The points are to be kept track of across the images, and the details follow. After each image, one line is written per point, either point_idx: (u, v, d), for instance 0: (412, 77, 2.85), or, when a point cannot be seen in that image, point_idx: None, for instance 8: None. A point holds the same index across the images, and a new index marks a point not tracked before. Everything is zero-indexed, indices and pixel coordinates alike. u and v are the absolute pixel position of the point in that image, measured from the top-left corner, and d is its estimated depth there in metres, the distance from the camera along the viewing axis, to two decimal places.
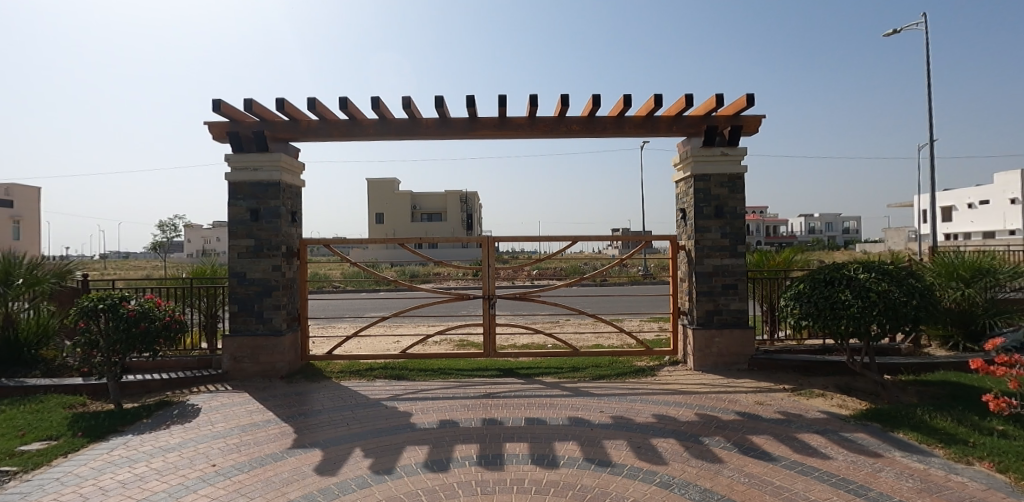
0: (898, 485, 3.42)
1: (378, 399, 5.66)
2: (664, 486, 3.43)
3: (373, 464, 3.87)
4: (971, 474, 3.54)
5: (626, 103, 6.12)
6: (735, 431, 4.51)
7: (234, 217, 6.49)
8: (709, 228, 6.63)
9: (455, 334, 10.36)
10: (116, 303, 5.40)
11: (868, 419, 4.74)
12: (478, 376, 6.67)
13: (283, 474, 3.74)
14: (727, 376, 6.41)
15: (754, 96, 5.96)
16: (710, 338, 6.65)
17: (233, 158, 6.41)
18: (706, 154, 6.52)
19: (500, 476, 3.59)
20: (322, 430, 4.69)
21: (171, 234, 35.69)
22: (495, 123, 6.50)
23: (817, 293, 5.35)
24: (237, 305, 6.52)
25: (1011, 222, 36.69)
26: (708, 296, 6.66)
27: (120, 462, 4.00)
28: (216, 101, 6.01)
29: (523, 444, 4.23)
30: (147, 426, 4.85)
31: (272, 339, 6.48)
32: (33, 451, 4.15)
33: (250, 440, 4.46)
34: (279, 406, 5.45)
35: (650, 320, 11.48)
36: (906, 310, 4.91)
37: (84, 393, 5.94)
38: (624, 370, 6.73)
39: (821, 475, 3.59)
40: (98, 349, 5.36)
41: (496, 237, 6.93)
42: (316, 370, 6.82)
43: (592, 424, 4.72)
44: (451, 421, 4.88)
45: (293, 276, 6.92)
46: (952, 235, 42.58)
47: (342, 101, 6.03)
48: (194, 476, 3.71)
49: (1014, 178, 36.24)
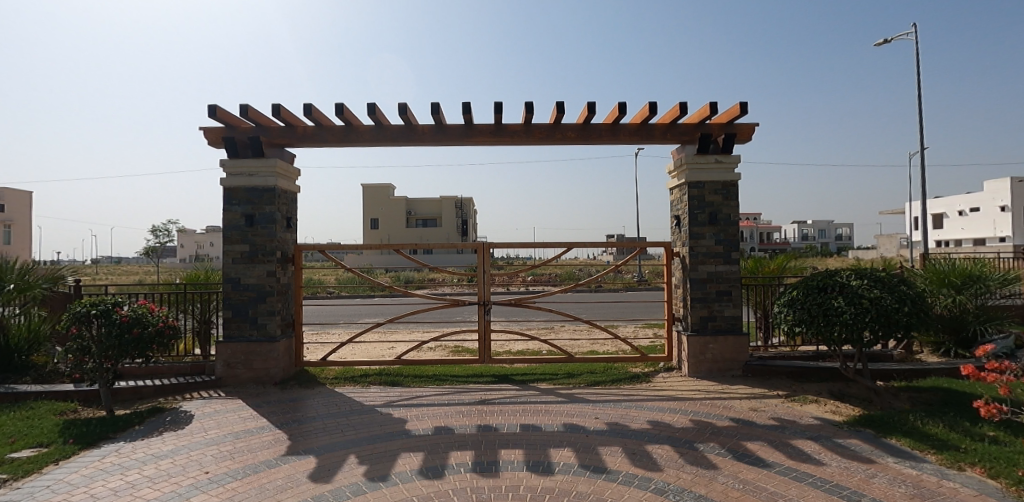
0: (890, 491, 3.44)
1: (372, 406, 5.64)
2: (659, 493, 3.43)
3: (368, 472, 3.85)
4: (963, 480, 3.57)
5: (621, 110, 6.17)
6: (730, 437, 4.53)
7: (229, 223, 6.48)
8: (703, 234, 6.67)
9: (451, 340, 10.35)
10: (109, 309, 5.36)
11: (861, 425, 4.77)
12: (474, 383, 6.65)
13: (277, 481, 3.72)
14: (721, 383, 6.44)
15: (748, 104, 6.01)
16: (704, 345, 6.68)
17: (229, 163, 6.40)
18: (701, 161, 6.57)
19: (496, 482, 3.59)
20: (316, 437, 4.67)
21: (166, 240, 35.51)
22: (491, 130, 6.52)
23: (810, 300, 5.38)
24: (231, 311, 6.49)
25: (1002, 230, 37.00)
26: (703, 302, 6.69)
27: (111, 469, 3.97)
28: (212, 107, 6.01)
29: (518, 451, 4.23)
30: (140, 433, 4.81)
31: (266, 345, 6.44)
32: (22, 458, 4.11)
33: (244, 447, 4.44)
34: (273, 412, 5.42)
35: (645, 327, 11.53)
36: (899, 317, 4.95)
37: (75, 399, 5.87)
38: (619, 377, 6.74)
39: (814, 481, 3.61)
40: (90, 355, 5.32)
41: (491, 243, 6.94)
42: (311, 377, 6.79)
43: (587, 431, 4.72)
44: (446, 428, 4.87)
45: (288, 282, 6.92)
46: (944, 242, 42.96)
47: (339, 107, 6.03)
48: (187, 483, 3.69)
49: (1004, 187, 36.67)
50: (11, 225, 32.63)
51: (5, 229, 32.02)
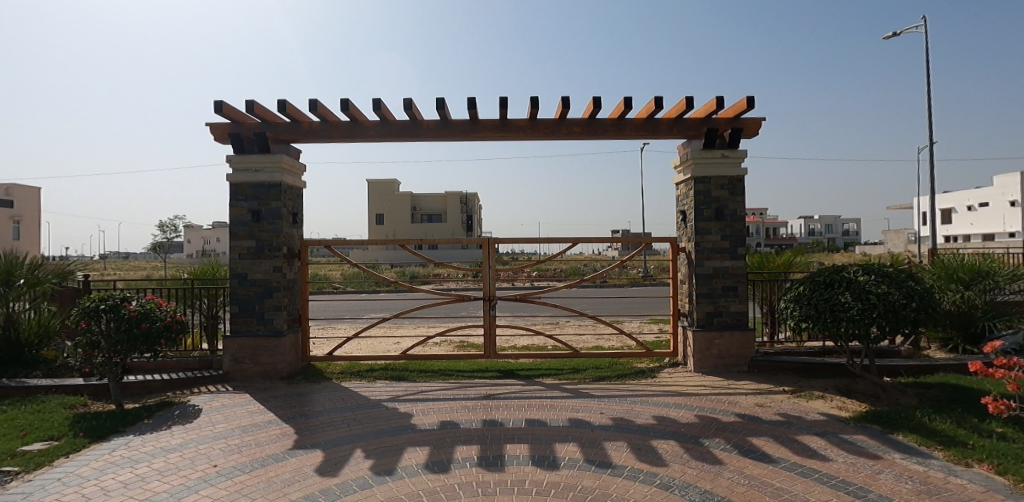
0: (897, 487, 3.43)
1: (378, 400, 5.68)
2: (665, 488, 3.44)
3: (374, 465, 3.89)
4: (970, 477, 3.55)
5: (627, 105, 6.13)
6: (735, 433, 4.53)
7: (235, 219, 6.51)
8: (710, 230, 6.64)
9: (456, 336, 10.44)
10: (117, 304, 5.41)
11: (867, 421, 4.75)
12: (479, 377, 6.69)
13: (285, 474, 3.76)
14: (726, 378, 6.43)
15: (755, 98, 5.96)
16: (710, 341, 6.66)
17: (234, 159, 6.43)
18: (707, 156, 6.53)
19: (501, 477, 3.61)
20: (323, 431, 4.70)
21: (172, 235, 35.66)
22: (496, 125, 6.51)
23: (816, 296, 5.36)
24: (238, 306, 6.53)
25: (1011, 225, 36.74)
26: (708, 298, 6.67)
27: (121, 462, 4.01)
28: (218, 103, 6.02)
29: (524, 445, 4.24)
30: (148, 427, 4.85)
31: (273, 340, 6.48)
32: (34, 451, 4.16)
33: (251, 441, 4.48)
34: (280, 407, 5.47)
35: (650, 322, 11.60)
36: (906, 312, 4.92)
37: (85, 393, 5.95)
38: (623, 372, 6.75)
39: (821, 477, 3.61)
40: (99, 350, 5.38)
41: (496, 239, 6.94)
42: (316, 372, 6.83)
43: (592, 426, 4.73)
44: (452, 422, 4.90)
45: (295, 278, 6.95)
46: (953, 237, 42.61)
47: (344, 102, 6.04)
48: (195, 476, 3.73)
49: (1014, 181, 36.31)
50: (18, 221, 32.76)
51: (13, 225, 32.26)
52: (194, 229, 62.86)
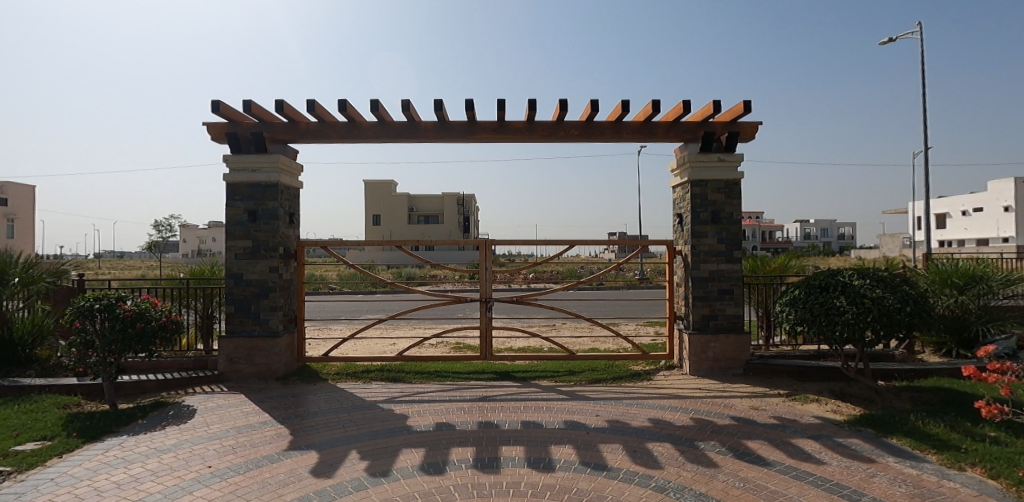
0: (890, 490, 3.45)
1: (374, 402, 5.68)
2: (660, 490, 3.45)
3: (370, 466, 3.88)
4: (963, 480, 3.57)
5: (625, 108, 6.15)
6: (730, 435, 4.54)
7: (232, 218, 6.49)
8: (706, 233, 6.66)
9: (453, 337, 10.45)
10: (112, 303, 5.39)
11: (862, 425, 4.77)
12: (475, 379, 6.69)
13: (280, 475, 3.75)
14: (722, 381, 6.44)
15: (752, 102, 6.00)
16: (706, 344, 6.68)
17: (231, 158, 6.42)
18: (704, 159, 6.56)
19: (497, 478, 3.61)
20: (318, 432, 4.69)
21: (168, 235, 35.57)
22: (494, 127, 6.52)
23: (812, 299, 5.38)
24: (234, 306, 6.51)
25: (1005, 230, 36.92)
26: (704, 301, 6.70)
27: (115, 463, 3.99)
28: (215, 102, 6.01)
29: (520, 447, 4.25)
30: (142, 427, 4.83)
31: (269, 340, 6.47)
32: (27, 451, 4.14)
33: (246, 442, 4.46)
34: (275, 407, 5.46)
35: (647, 325, 11.69)
36: (900, 317, 4.94)
37: (78, 393, 5.91)
38: (619, 374, 6.75)
39: (815, 480, 3.62)
40: (93, 350, 5.35)
41: (494, 240, 6.94)
42: (312, 372, 6.81)
43: (588, 428, 4.74)
44: (448, 423, 4.89)
45: (291, 278, 6.93)
46: (948, 242, 42.79)
47: (343, 103, 6.04)
48: (190, 477, 3.71)
49: (1008, 186, 36.54)
50: (13, 219, 32.62)
51: (7, 223, 32.09)
52: (190, 228, 62.73)
